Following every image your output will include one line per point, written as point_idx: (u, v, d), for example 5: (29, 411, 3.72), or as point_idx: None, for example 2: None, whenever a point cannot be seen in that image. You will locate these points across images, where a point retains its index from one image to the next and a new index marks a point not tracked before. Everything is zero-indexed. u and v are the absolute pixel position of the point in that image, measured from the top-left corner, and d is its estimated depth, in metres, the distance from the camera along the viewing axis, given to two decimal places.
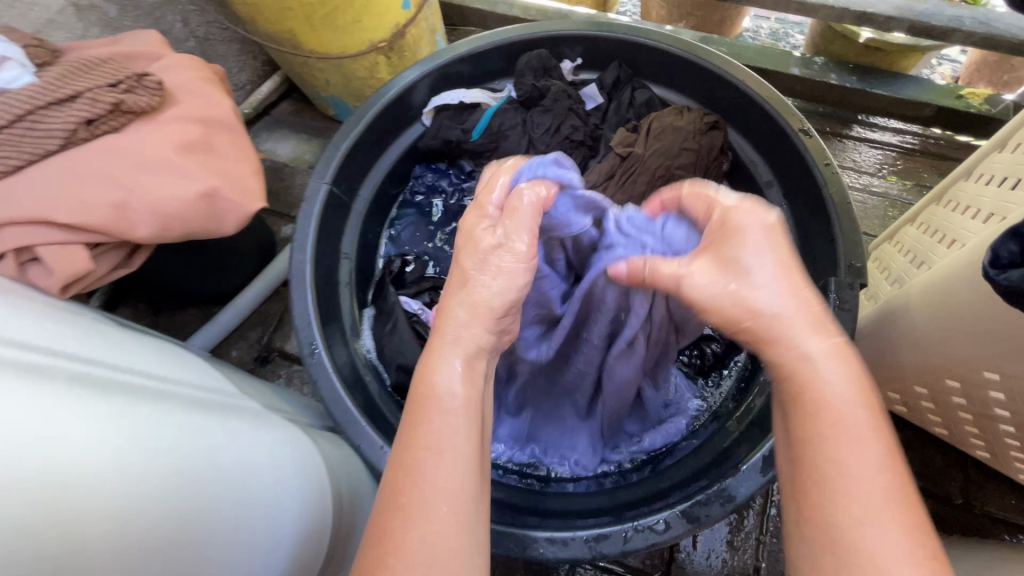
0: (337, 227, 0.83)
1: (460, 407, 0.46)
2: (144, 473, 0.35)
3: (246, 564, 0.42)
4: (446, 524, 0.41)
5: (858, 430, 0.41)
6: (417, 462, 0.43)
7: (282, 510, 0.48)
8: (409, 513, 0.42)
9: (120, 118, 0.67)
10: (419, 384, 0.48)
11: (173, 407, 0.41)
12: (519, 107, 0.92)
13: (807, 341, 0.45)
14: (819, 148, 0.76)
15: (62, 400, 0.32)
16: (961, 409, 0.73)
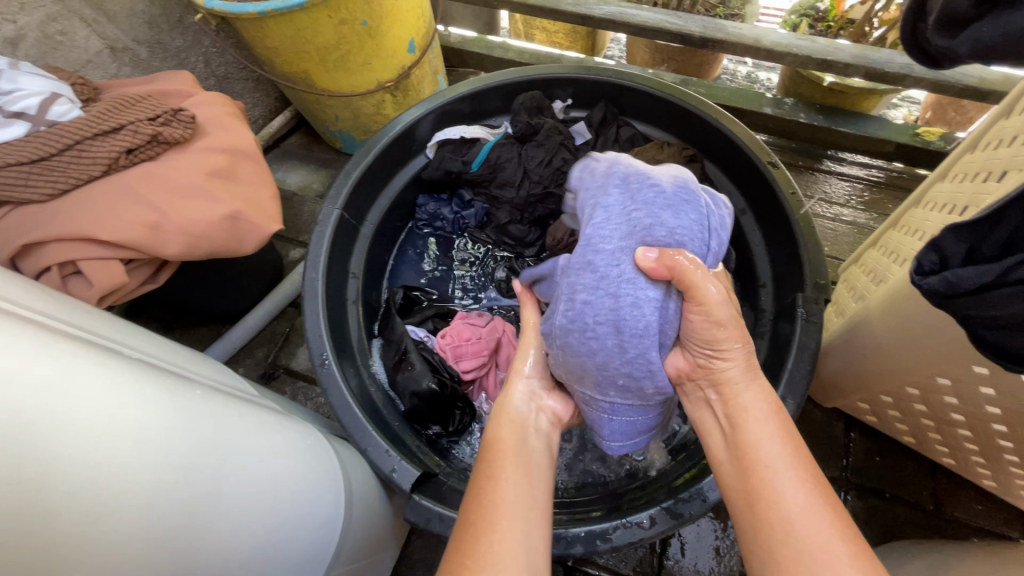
0: (346, 250, 0.90)
1: (521, 456, 0.61)
2: (197, 455, 0.40)
3: (281, 542, 0.47)
4: (514, 540, 0.50)
5: (773, 437, 0.53)
6: (494, 494, 0.55)
7: (309, 503, 0.52)
8: (486, 532, 0.51)
9: (156, 148, 0.74)
10: (492, 440, 0.63)
11: (213, 402, 0.46)
12: (514, 141, 1.00)
13: (746, 397, 0.58)
14: (785, 178, 0.84)
15: (133, 386, 0.38)
16: (923, 416, 0.79)
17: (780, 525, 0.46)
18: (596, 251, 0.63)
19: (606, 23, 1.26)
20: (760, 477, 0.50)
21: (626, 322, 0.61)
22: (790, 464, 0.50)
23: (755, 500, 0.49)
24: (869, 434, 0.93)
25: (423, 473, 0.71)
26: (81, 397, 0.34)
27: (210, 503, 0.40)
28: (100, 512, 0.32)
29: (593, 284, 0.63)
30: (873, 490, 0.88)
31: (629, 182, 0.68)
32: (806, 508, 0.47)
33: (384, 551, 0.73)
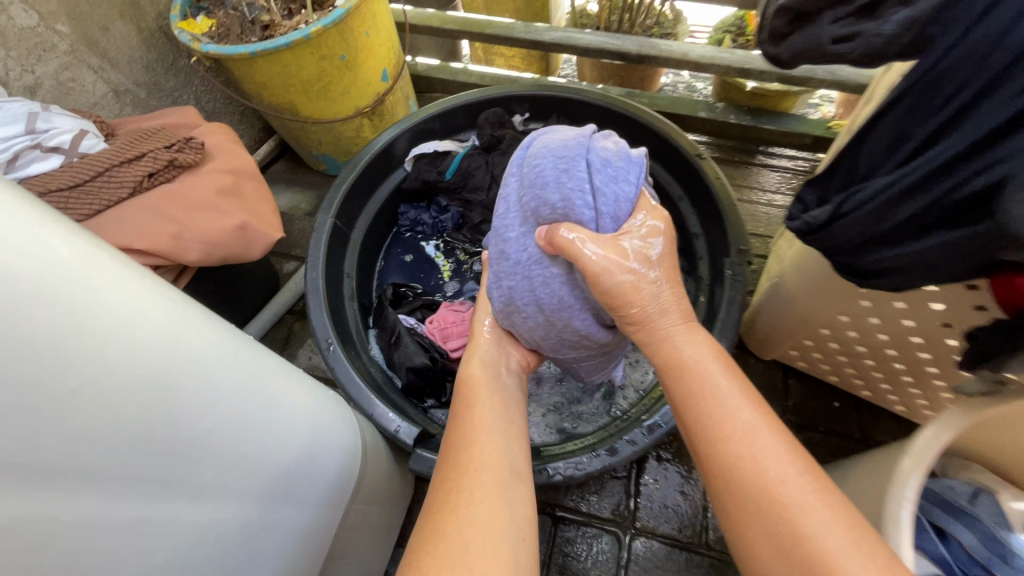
0: (340, 253, 1.02)
1: (490, 388, 0.74)
2: (213, 419, 0.43)
3: (319, 473, 0.57)
4: (493, 452, 0.63)
5: (733, 400, 0.55)
6: (470, 417, 0.68)
7: (309, 468, 0.55)
8: (469, 445, 0.63)
9: (173, 171, 0.86)
10: (463, 381, 0.76)
11: (247, 358, 0.48)
12: (481, 152, 1.14)
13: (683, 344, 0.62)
14: (711, 167, 1.01)
15: (176, 342, 0.41)
16: (839, 355, 0.94)
17: (774, 501, 0.49)
18: (507, 243, 0.77)
19: (556, 46, 1.43)
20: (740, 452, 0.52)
21: (544, 299, 0.75)
22: (791, 466, 0.50)
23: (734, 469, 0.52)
24: (804, 380, 1.08)
25: (423, 432, 0.83)
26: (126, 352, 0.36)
27: (217, 464, 0.44)
28: (203, 422, 0.42)
29: (512, 270, 0.77)
30: (810, 426, 1.03)
31: (531, 162, 0.75)
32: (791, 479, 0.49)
33: (392, 503, 0.84)
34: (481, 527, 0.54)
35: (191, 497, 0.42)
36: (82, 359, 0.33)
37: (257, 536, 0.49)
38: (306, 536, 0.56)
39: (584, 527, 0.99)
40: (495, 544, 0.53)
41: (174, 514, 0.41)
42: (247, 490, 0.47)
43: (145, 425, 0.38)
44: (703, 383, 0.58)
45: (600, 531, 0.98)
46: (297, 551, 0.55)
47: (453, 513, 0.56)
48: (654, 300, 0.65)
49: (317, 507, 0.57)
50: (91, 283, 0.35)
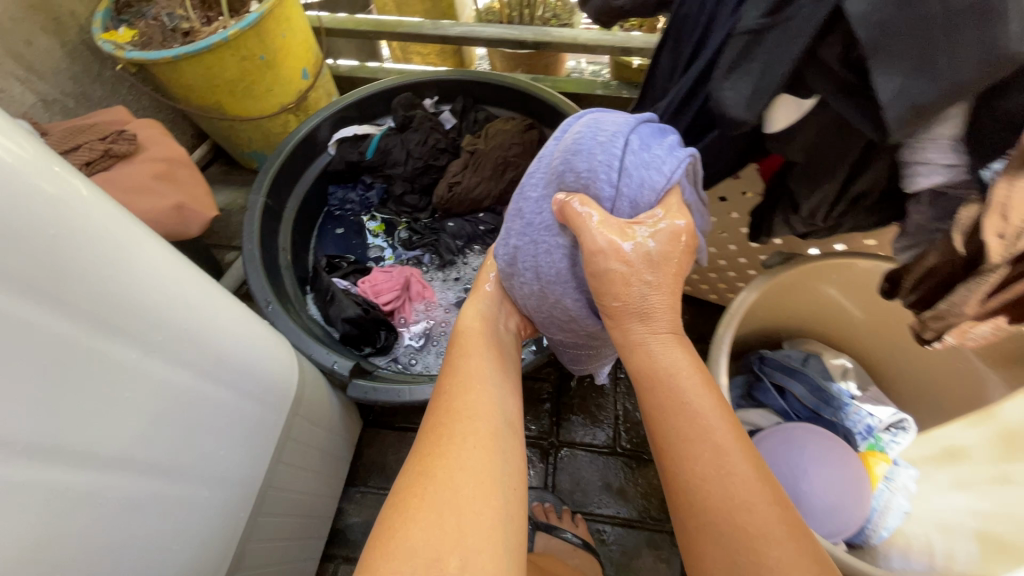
0: (273, 229, 1.13)
1: (488, 342, 0.74)
2: (177, 354, 0.54)
3: (254, 372, 0.66)
4: (486, 407, 0.62)
5: (707, 410, 0.54)
6: (467, 370, 0.67)
7: (247, 407, 0.66)
8: (466, 394, 0.63)
9: (108, 160, 0.96)
10: (462, 332, 0.75)
11: (217, 314, 0.59)
12: (396, 132, 1.27)
13: (653, 343, 0.60)
14: (593, 127, 1.16)
15: (157, 287, 0.51)
16: (710, 272, 1.13)
17: (730, 522, 0.49)
18: (525, 201, 0.74)
19: (462, 39, 1.59)
20: (709, 471, 0.51)
21: (543, 269, 0.72)
22: (753, 485, 0.50)
23: (698, 486, 0.51)
24: (693, 303, 1.27)
25: (359, 367, 0.96)
26: (115, 286, 0.47)
27: (173, 393, 0.54)
28: (159, 295, 0.52)
29: (522, 230, 0.74)
30: (700, 339, 1.22)
31: (578, 123, 0.68)
32: (751, 507, 0.49)
33: (336, 431, 0.96)
34: (472, 477, 0.54)
35: (147, 351, 0.51)
36: (71, 214, 0.43)
37: (198, 408, 0.58)
38: (243, 423, 0.66)
39: None
40: (483, 489, 0.54)
41: (133, 361, 0.49)
42: (192, 367, 0.56)
43: (113, 281, 0.47)
44: (681, 373, 0.57)
45: (529, 447, 1.12)
46: (233, 435, 0.64)
47: (445, 458, 0.56)
48: (641, 294, 0.60)
49: (251, 402, 0.67)
50: (98, 226, 0.45)
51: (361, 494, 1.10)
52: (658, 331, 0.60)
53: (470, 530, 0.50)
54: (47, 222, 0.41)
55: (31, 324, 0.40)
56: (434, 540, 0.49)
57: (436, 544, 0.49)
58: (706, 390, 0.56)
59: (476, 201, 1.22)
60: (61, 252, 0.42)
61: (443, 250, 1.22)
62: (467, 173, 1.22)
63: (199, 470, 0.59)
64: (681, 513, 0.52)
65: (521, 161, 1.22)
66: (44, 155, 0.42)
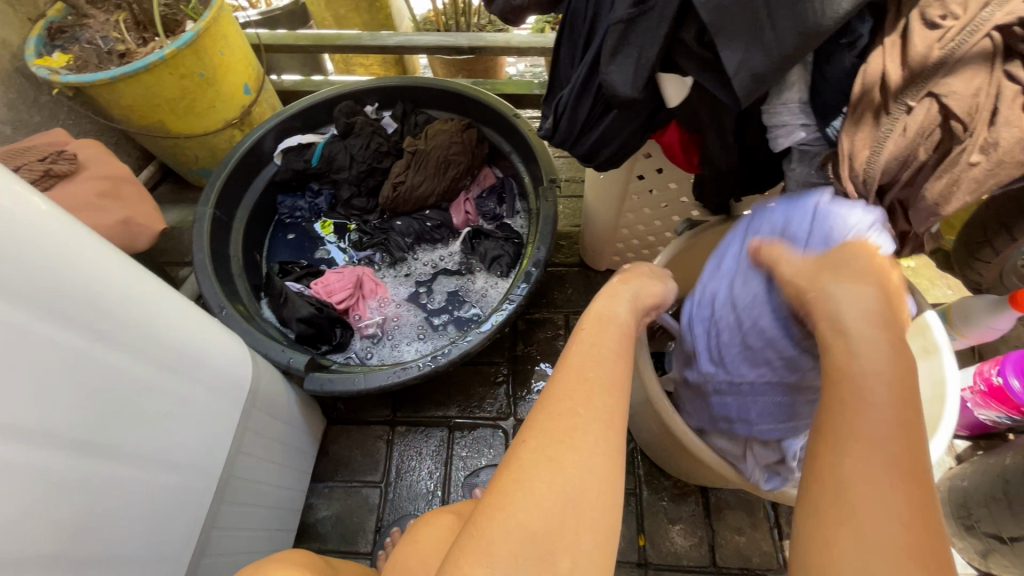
0: (223, 239, 1.17)
1: (623, 329, 0.59)
2: (135, 354, 0.58)
3: (210, 365, 0.70)
4: (609, 401, 0.50)
5: (891, 405, 0.38)
6: (597, 353, 0.55)
7: (207, 402, 0.70)
8: (592, 382, 0.51)
9: (49, 180, 0.98)
10: (599, 307, 0.62)
11: (172, 315, 0.64)
12: (340, 138, 1.32)
13: (854, 324, 0.43)
14: (524, 122, 1.24)
15: (113, 292, 0.55)
16: (643, 250, 1.21)
17: (850, 527, 0.35)
18: (709, 280, 0.76)
19: (400, 48, 1.65)
20: (842, 475, 0.37)
21: (749, 333, 0.68)
22: (903, 564, 0.33)
23: (823, 486, 0.38)
24: None
25: (315, 362, 1.00)
26: (71, 291, 0.51)
27: (133, 389, 0.59)
28: (118, 298, 0.56)
29: (727, 310, 0.71)
30: None
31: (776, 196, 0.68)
32: (888, 520, 0.34)
33: (297, 425, 1.00)
34: (596, 480, 0.46)
35: (107, 350, 0.55)
36: (26, 210, 0.47)
37: (154, 396, 0.61)
38: (200, 412, 0.69)
39: (475, 427, 1.18)
40: (600, 492, 0.46)
41: (83, 349, 0.52)
42: (145, 357, 0.60)
43: (69, 275, 0.51)
44: (898, 383, 0.39)
45: (489, 428, 1.18)
46: (191, 423, 0.68)
47: (572, 440, 0.47)
48: (844, 299, 0.46)
49: (207, 393, 0.70)
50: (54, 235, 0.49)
51: (328, 489, 1.13)
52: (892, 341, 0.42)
53: (588, 534, 0.44)
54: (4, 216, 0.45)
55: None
56: (549, 529, 0.43)
57: (548, 523, 0.43)
58: (896, 380, 0.39)
59: (421, 199, 1.28)
60: (17, 245, 0.46)
61: (393, 248, 1.26)
62: (411, 173, 1.27)
63: (157, 454, 0.62)
64: (812, 521, 0.37)
65: (461, 159, 1.29)
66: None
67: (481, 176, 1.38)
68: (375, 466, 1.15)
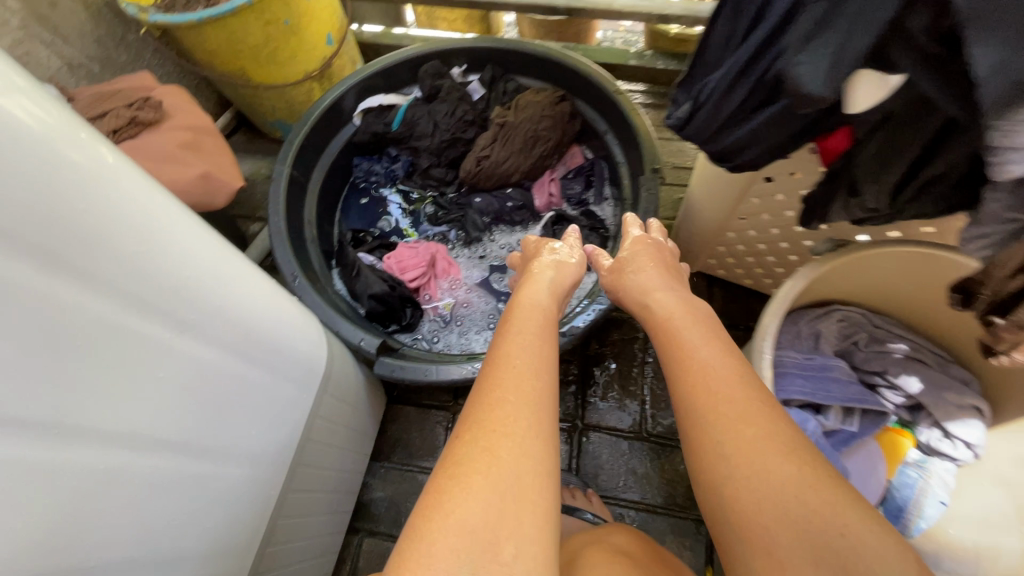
0: (299, 200, 1.12)
1: (540, 314, 0.74)
2: (219, 347, 0.54)
3: (289, 352, 0.66)
4: (531, 367, 0.61)
5: (709, 344, 0.64)
6: (514, 335, 0.67)
7: (285, 395, 0.67)
8: (508, 357, 0.62)
9: (134, 128, 0.94)
10: (519, 305, 0.75)
11: (260, 306, 0.59)
12: (424, 102, 1.23)
13: (693, 305, 0.73)
14: (627, 100, 1.11)
15: (202, 281, 0.51)
16: (746, 255, 1.08)
17: (713, 413, 0.57)
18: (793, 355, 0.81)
19: (489, 4, 1.52)
20: (697, 379, 0.60)
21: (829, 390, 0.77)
22: (750, 431, 0.54)
23: (694, 395, 0.59)
24: (726, 287, 1.23)
25: (385, 344, 0.95)
26: (158, 280, 0.47)
27: (213, 386, 0.55)
28: (206, 288, 0.52)
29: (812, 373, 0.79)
30: (732, 325, 1.19)
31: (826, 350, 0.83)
32: (733, 398, 0.57)
33: (363, 408, 0.96)
34: (533, 461, 0.52)
35: (190, 345, 0.51)
36: (106, 189, 0.41)
37: (231, 387, 0.57)
38: (275, 402, 0.65)
39: None
40: (538, 468, 0.52)
41: (165, 345, 0.48)
42: (228, 346, 0.56)
43: (153, 265, 0.46)
44: (717, 340, 0.65)
45: None
46: (266, 413, 0.64)
47: (503, 428, 0.53)
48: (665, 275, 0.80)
49: (283, 383, 0.66)
50: (139, 217, 0.44)
51: (384, 469, 1.10)
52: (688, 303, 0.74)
53: (529, 516, 0.48)
54: (83, 197, 0.40)
55: (68, 303, 0.39)
56: (491, 520, 0.47)
57: (487, 520, 0.47)
58: (713, 341, 0.65)
59: (505, 176, 1.19)
60: (99, 226, 0.41)
61: (470, 225, 1.19)
62: (497, 148, 1.17)
63: (231, 447, 0.59)
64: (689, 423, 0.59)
65: (551, 136, 1.19)
66: (72, 123, 0.40)
67: (569, 154, 1.27)
68: (433, 452, 1.11)
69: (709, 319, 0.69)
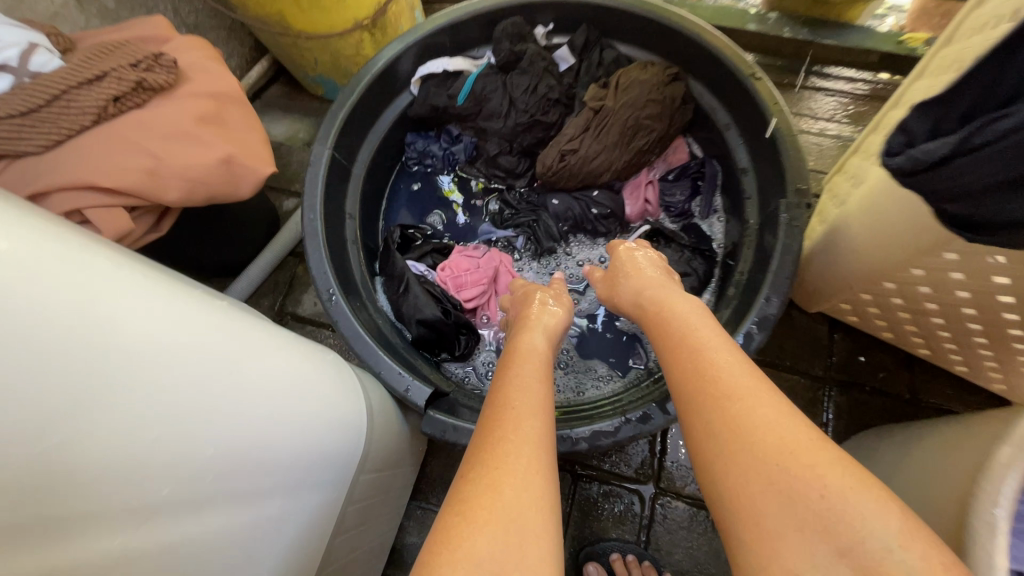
0: (340, 190, 0.92)
1: (540, 355, 0.70)
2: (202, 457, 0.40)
3: (317, 421, 0.52)
4: (530, 401, 0.60)
5: (706, 334, 0.61)
6: (513, 370, 0.66)
7: (303, 501, 0.51)
8: (507, 393, 0.62)
9: (142, 94, 0.74)
10: (517, 344, 0.73)
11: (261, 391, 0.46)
12: (498, 71, 0.99)
13: (685, 303, 0.69)
14: (768, 89, 0.84)
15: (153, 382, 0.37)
16: (900, 309, 0.84)
17: (712, 396, 0.52)
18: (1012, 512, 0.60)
19: None
20: (702, 370, 0.56)
21: None
22: (753, 406, 0.50)
23: (690, 381, 0.56)
24: (851, 335, 0.99)
25: (435, 391, 0.78)
26: (74, 393, 0.32)
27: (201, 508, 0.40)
28: (163, 390, 0.37)
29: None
30: (855, 385, 0.96)
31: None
32: (730, 376, 0.53)
33: (406, 465, 0.79)
34: (535, 494, 0.50)
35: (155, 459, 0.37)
36: None
37: (243, 485, 0.44)
38: (290, 513, 0.50)
39: (605, 484, 0.95)
40: (541, 501, 0.49)
41: (118, 466, 0.34)
42: (230, 435, 0.43)
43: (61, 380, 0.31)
44: (717, 335, 0.60)
45: (624, 489, 0.94)
46: (295, 505, 0.50)
47: (502, 465, 0.51)
48: (659, 283, 0.76)
49: (304, 483, 0.51)
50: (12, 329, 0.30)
51: (422, 511, 0.96)
52: (685, 300, 0.69)
53: (532, 552, 0.46)
54: None
55: None
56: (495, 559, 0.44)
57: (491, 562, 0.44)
58: (711, 335, 0.61)
59: (592, 175, 0.95)
60: (22, 319, 0.31)
61: (543, 234, 0.97)
62: (588, 138, 0.93)
63: (249, 563, 0.45)
64: (691, 413, 0.53)
65: (655, 127, 0.94)
66: None
67: (672, 148, 1.02)
68: None
69: (706, 319, 0.65)
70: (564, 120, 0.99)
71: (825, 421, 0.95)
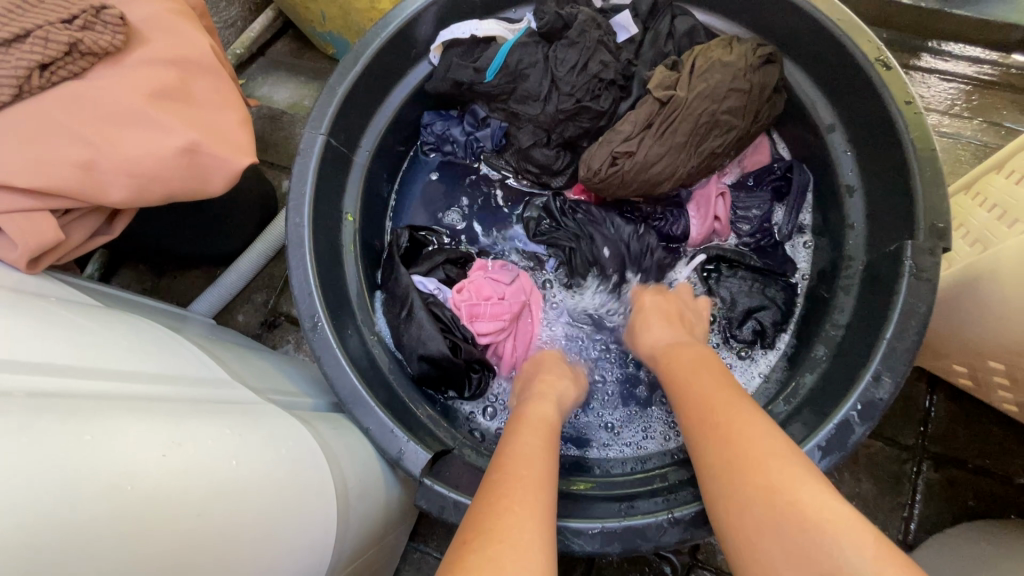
0: (337, 185, 0.75)
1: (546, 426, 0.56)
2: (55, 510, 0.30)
3: (290, 469, 0.44)
4: (531, 459, 0.48)
5: (716, 381, 0.54)
6: (515, 426, 0.55)
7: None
8: (509, 450, 0.50)
9: (80, 61, 0.58)
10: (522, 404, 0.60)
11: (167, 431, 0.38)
12: (540, 40, 0.79)
13: (700, 351, 0.61)
14: (900, 81, 0.63)
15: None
16: None
17: (729, 450, 0.45)
18: None
19: None
20: (710, 421, 0.49)
21: None
22: (766, 453, 0.43)
23: (702, 435, 0.48)
24: (954, 397, 0.80)
25: (436, 451, 0.63)
26: None
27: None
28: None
29: None
30: (954, 461, 0.78)
31: None
32: (740, 424, 0.47)
33: (396, 532, 0.66)
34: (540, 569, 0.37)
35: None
36: None
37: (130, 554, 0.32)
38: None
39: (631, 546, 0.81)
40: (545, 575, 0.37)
41: None
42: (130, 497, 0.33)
43: None
44: (722, 383, 0.53)
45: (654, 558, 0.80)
46: None
47: (506, 535, 0.39)
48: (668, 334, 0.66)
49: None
50: None
51: (419, 555, 0.82)
52: (699, 353, 0.61)
53: None
54: None
55: None
56: None
57: None
58: (717, 383, 0.53)
59: (650, 183, 0.75)
60: None
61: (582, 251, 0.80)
62: (649, 136, 0.73)
63: None
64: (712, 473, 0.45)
65: (736, 124, 0.73)
66: None
67: (752, 147, 0.81)
68: None
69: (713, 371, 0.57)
70: (618, 107, 0.78)
71: (912, 504, 0.77)
